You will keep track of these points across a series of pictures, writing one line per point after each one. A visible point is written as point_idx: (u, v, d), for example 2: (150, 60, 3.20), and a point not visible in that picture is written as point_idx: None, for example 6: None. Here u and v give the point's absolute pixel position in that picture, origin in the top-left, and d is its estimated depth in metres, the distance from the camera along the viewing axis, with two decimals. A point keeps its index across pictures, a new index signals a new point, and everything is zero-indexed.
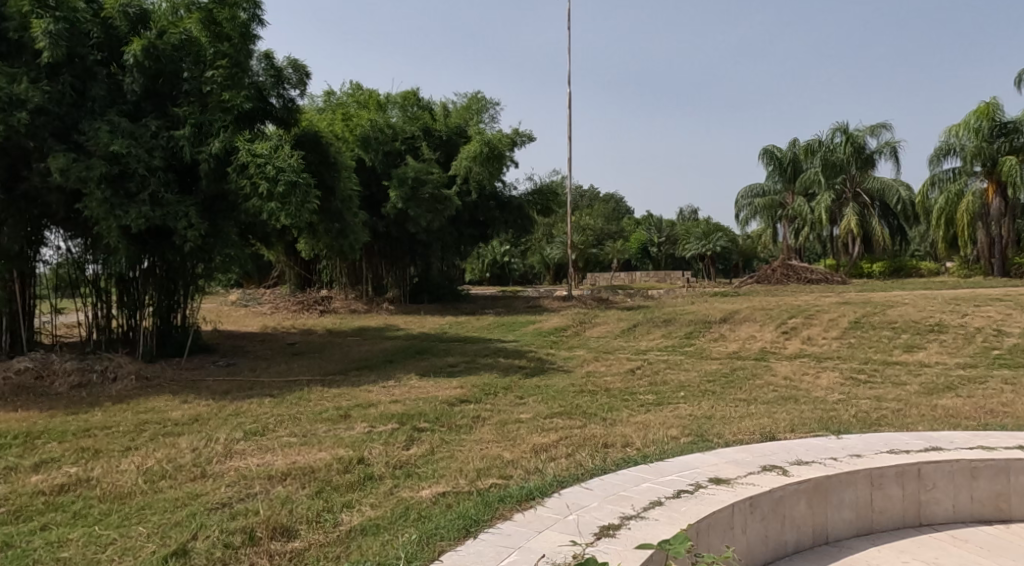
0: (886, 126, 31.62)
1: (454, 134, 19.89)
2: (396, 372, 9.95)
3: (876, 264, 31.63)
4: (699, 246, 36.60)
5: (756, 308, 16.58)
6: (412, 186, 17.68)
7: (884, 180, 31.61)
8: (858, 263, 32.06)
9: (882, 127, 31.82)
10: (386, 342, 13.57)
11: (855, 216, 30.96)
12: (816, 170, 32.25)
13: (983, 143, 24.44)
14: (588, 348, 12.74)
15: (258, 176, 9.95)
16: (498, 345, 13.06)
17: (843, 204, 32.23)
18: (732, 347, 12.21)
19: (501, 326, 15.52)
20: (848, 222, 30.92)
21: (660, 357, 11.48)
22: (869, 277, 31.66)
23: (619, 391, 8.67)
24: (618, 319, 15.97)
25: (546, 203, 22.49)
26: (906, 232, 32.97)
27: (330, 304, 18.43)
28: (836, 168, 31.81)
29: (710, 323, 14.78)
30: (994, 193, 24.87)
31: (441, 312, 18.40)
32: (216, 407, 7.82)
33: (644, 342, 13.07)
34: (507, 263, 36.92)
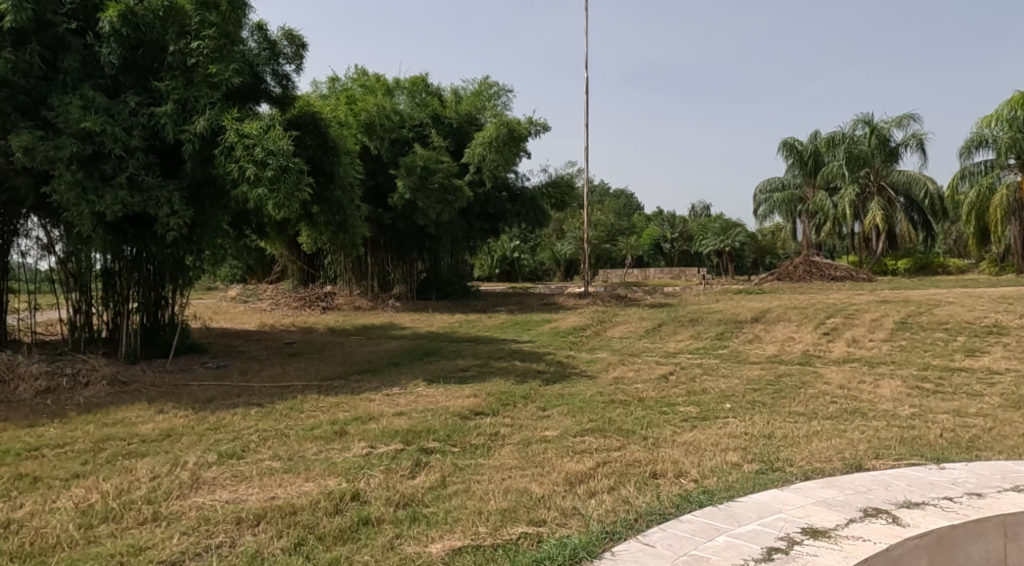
0: (913, 117, 30.44)
1: (465, 122, 18.94)
2: (402, 377, 8.92)
3: (901, 261, 30.44)
4: (717, 242, 35.44)
5: (788, 307, 15.48)
6: (421, 175, 16.65)
7: (911, 174, 30.41)
8: (883, 260, 30.86)
9: (908, 118, 30.63)
10: (392, 342, 12.52)
11: (880, 211, 29.75)
12: (840, 163, 31.02)
13: (1018, 135, 23.14)
14: (610, 351, 11.67)
15: (244, 159, 8.91)
16: (514, 346, 12.00)
17: (867, 199, 31.02)
18: (771, 350, 11.12)
19: (514, 325, 14.47)
20: (873, 217, 29.73)
21: (693, 361, 10.40)
22: (894, 275, 30.49)
23: (656, 402, 7.60)
24: (641, 318, 14.90)
25: (560, 195, 21.46)
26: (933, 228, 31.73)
27: (334, 301, 17.41)
28: (859, 161, 30.58)
29: (741, 322, 13.70)
30: None
31: (450, 309, 17.35)
32: (192, 420, 6.79)
33: (672, 344, 11.99)
34: (517, 259, 35.82)
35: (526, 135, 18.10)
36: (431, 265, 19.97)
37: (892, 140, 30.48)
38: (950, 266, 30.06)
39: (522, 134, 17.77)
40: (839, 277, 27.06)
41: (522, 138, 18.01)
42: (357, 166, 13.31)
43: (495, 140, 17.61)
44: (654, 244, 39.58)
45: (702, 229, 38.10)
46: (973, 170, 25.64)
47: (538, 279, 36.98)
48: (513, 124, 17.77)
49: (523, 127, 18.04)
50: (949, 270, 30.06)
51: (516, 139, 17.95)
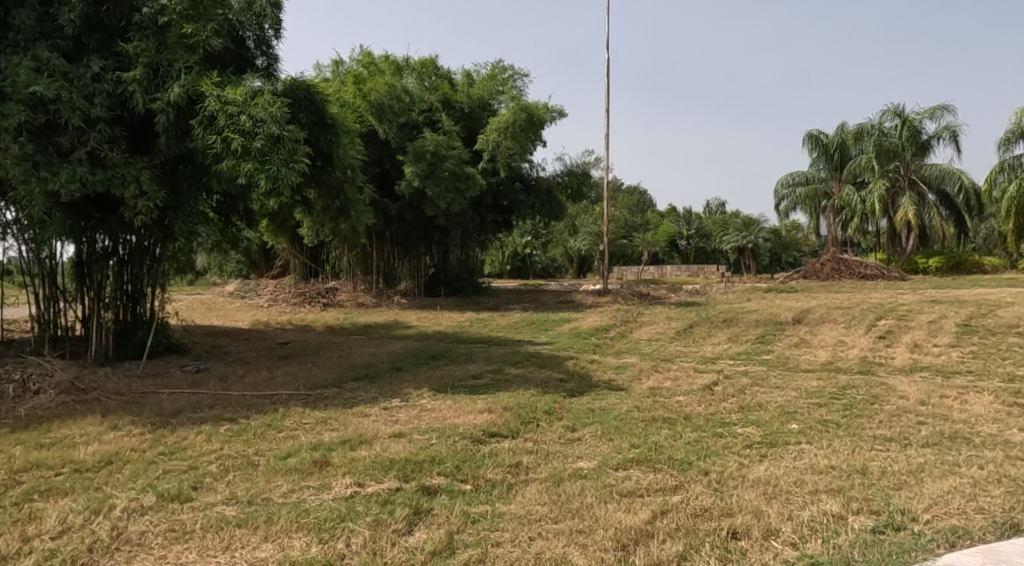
0: (947, 108, 29.05)
1: (478, 108, 17.66)
2: (405, 386, 7.67)
3: (932, 260, 28.99)
4: (738, 238, 34.03)
5: (831, 308, 14.14)
6: (430, 161, 15.39)
7: (945, 167, 28.89)
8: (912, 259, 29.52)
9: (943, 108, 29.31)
10: (395, 343, 11.28)
11: (912, 206, 28.30)
12: (869, 155, 29.51)
13: None
14: (639, 355, 10.39)
15: (228, 129, 7.62)
16: (531, 348, 10.74)
17: (897, 194, 29.55)
18: (823, 357, 9.81)
19: (530, 324, 13.18)
20: (904, 213, 28.29)
21: (738, 369, 9.12)
22: (925, 274, 29.05)
23: (706, 423, 6.31)
24: (668, 319, 13.61)
25: (577, 186, 20.20)
26: (967, 224, 30.23)
27: (335, 297, 16.15)
28: (890, 154, 29.09)
29: (781, 324, 12.41)
30: None
31: (459, 307, 16.09)
32: (145, 441, 5.58)
33: (708, 349, 10.68)
34: (528, 255, 34.53)
35: (546, 119, 16.85)
36: (440, 260, 18.74)
37: (924, 131, 29.05)
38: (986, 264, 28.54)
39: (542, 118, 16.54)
40: (870, 276, 25.68)
41: (541, 122, 16.76)
42: (358, 146, 12.07)
43: (513, 124, 16.37)
44: (671, 240, 38.19)
45: (722, 225, 36.70)
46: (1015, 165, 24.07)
47: (550, 277, 35.65)
48: (533, 107, 16.53)
49: (542, 111, 16.80)
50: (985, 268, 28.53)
51: (535, 124, 16.70)
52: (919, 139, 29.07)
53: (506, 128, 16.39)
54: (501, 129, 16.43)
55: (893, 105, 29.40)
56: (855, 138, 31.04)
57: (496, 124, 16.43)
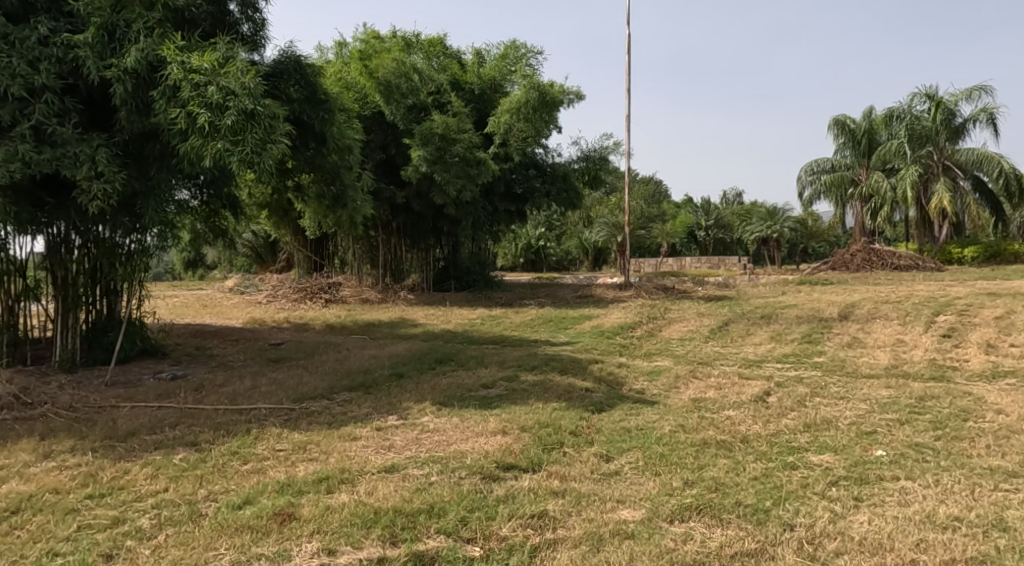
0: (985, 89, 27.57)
1: (489, 89, 16.49)
2: (406, 399, 6.51)
3: (967, 249, 27.48)
4: (762, 228, 32.70)
5: (879, 303, 12.97)
6: (439, 144, 14.24)
7: (981, 152, 27.42)
8: (946, 248, 28.01)
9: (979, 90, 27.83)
10: (399, 344, 10.13)
11: (947, 193, 26.84)
12: (900, 141, 28.07)
13: None
14: (673, 357, 9.23)
15: (193, 101, 6.48)
16: (551, 350, 9.60)
17: (931, 180, 28.12)
18: (884, 361, 8.64)
19: (548, 322, 12.02)
20: (939, 200, 26.83)
21: (790, 376, 7.95)
22: (960, 264, 27.55)
23: (773, 450, 5.13)
24: (699, 315, 12.46)
25: (595, 172, 19.00)
26: (1004, 212, 28.78)
27: (338, 292, 14.94)
28: (923, 139, 27.65)
29: (829, 323, 11.28)
30: None
31: (470, 303, 14.97)
32: (76, 476, 4.42)
33: (751, 351, 9.53)
34: (542, 247, 33.36)
35: (561, 101, 15.61)
36: (451, 252, 17.51)
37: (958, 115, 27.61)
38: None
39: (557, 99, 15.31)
40: (903, 266, 24.39)
41: (555, 104, 15.52)
42: (357, 125, 10.89)
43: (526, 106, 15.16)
44: (691, 232, 36.93)
45: (744, 214, 35.40)
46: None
47: (565, 270, 34.46)
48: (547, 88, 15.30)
49: (557, 92, 15.54)
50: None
51: (550, 105, 15.46)
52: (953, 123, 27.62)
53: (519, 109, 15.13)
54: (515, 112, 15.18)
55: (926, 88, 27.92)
56: (885, 123, 29.59)
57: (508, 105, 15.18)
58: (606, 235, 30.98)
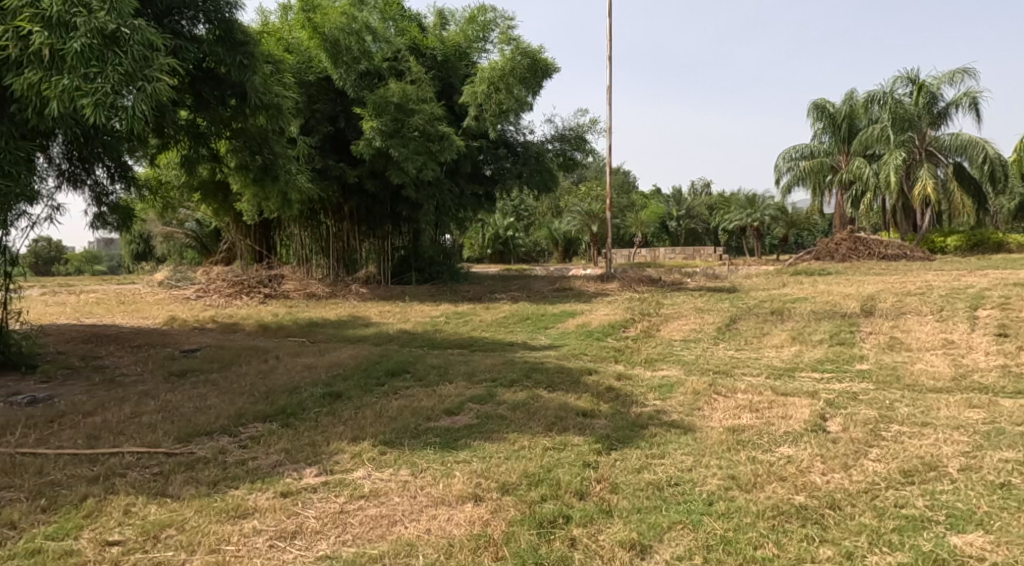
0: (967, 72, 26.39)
1: (454, 56, 14.59)
2: (336, 438, 4.60)
3: (949, 238, 25.23)
4: (742, 216, 31.15)
5: (903, 298, 11.67)
6: (395, 114, 12.25)
7: (966, 138, 25.50)
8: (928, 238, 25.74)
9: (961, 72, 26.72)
10: (344, 350, 8.17)
11: (931, 179, 24.64)
12: (883, 125, 25.94)
13: None
14: (683, 364, 7.54)
15: (24, 14, 4.71)
16: (530, 356, 7.82)
17: (914, 167, 25.91)
18: (947, 370, 7.09)
19: (523, 320, 10.24)
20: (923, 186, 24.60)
21: (841, 391, 6.30)
22: (942, 254, 25.29)
23: (893, 535, 3.35)
24: (702, 311, 10.87)
25: (572, 153, 17.21)
26: (987, 202, 27.08)
27: (280, 285, 12.85)
28: (906, 123, 25.45)
29: (855, 321, 9.85)
30: None
31: (433, 297, 13.09)
32: None
33: (776, 357, 7.89)
34: (511, 238, 31.48)
35: (550, 68, 14.16)
36: (413, 240, 15.31)
37: (941, 98, 25.68)
38: (1010, 242, 25.21)
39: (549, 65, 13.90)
40: (891, 256, 22.99)
41: (546, 72, 14.11)
42: (290, 82, 8.81)
43: (510, 73, 13.60)
44: (662, 222, 35.05)
45: (721, 202, 33.85)
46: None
47: (534, 263, 32.61)
48: (535, 54, 13.84)
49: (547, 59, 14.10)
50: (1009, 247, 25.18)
51: (538, 73, 14.00)
52: (937, 108, 25.71)
53: (500, 77, 13.50)
54: (494, 79, 13.48)
55: (909, 71, 25.91)
56: (865, 108, 27.47)
57: (488, 71, 13.49)
58: (578, 224, 29.14)
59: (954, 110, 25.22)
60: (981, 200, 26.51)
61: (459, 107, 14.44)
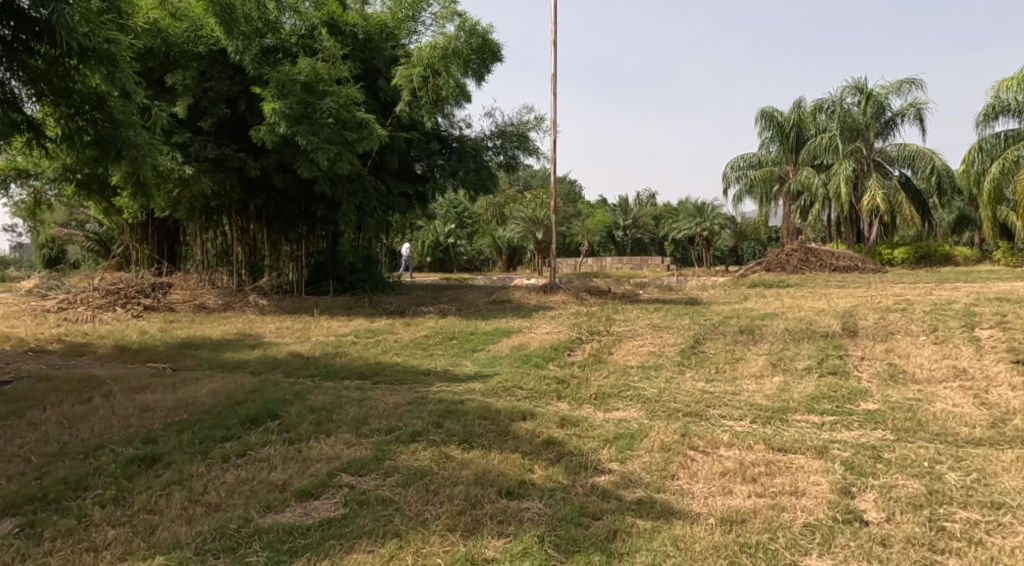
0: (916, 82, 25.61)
1: (378, 35, 12.68)
2: (93, 558, 3.04)
3: (897, 250, 23.36)
4: (690, 225, 29.01)
5: (884, 315, 10.41)
6: (303, 95, 10.28)
7: (912, 149, 23.51)
8: (875, 250, 23.84)
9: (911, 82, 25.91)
10: (210, 381, 6.29)
11: (881, 190, 22.59)
12: (831, 134, 23.73)
13: None
14: (645, 405, 5.95)
15: None
16: (450, 392, 6.09)
17: (863, 177, 23.88)
18: (980, 414, 5.66)
19: (448, 339, 8.53)
20: (872, 197, 22.53)
21: (857, 448, 4.78)
22: (889, 266, 23.35)
23: None
24: (659, 329, 9.30)
25: (514, 152, 15.49)
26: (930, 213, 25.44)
27: (165, 294, 10.84)
28: (855, 132, 23.34)
29: (840, 342, 8.47)
30: None
31: (349, 311, 11.26)
32: None
33: (759, 393, 6.35)
34: (452, 246, 29.55)
35: (499, 51, 12.31)
36: (331, 243, 13.39)
37: (889, 107, 23.75)
38: (955, 255, 23.37)
39: (499, 48, 12.05)
40: (843, 267, 21.73)
41: (495, 55, 12.22)
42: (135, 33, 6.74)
43: (452, 53, 11.68)
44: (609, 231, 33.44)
45: (668, 212, 32.43)
46: (991, 145, 19.15)
47: (476, 272, 30.75)
48: (484, 34, 11.93)
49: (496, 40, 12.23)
50: (955, 260, 23.28)
51: (486, 57, 12.14)
52: (884, 117, 23.72)
53: (440, 58, 11.59)
54: (433, 60, 11.57)
55: (856, 79, 24.05)
56: (813, 117, 25.51)
57: (427, 50, 11.55)
58: (522, 230, 27.40)
59: (902, 120, 23.37)
60: (925, 212, 24.74)
61: (389, 94, 12.55)
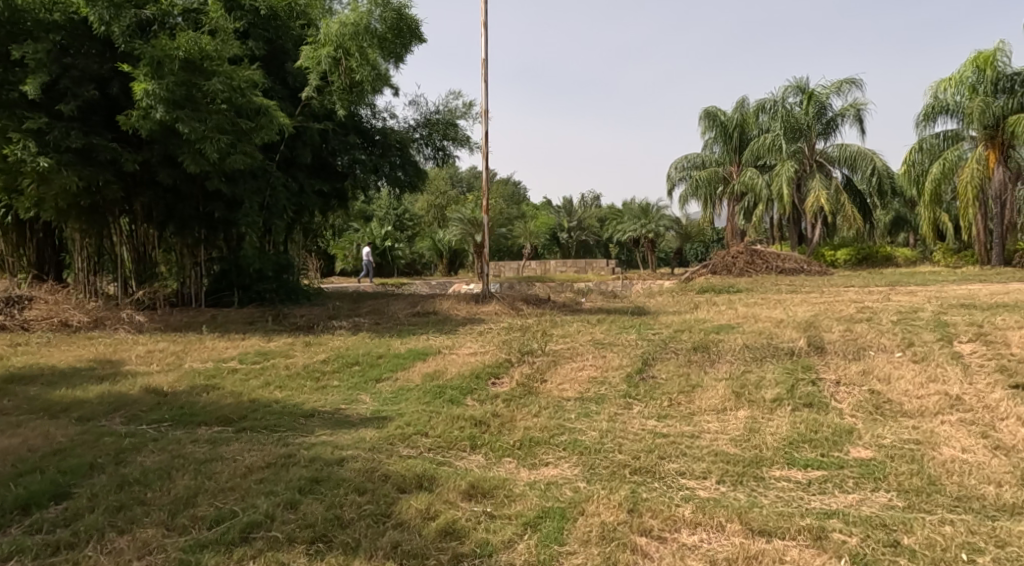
0: (859, 82, 24.85)
1: (285, 9, 11.09)
2: None
3: (840, 252, 22.52)
4: (635, 227, 27.86)
5: (852, 327, 9.31)
6: (183, 75, 8.74)
7: (853, 149, 22.37)
8: (819, 252, 22.98)
9: (850, 82, 25.17)
10: (12, 430, 4.77)
11: (824, 191, 21.67)
12: (774, 134, 22.72)
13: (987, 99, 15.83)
14: (583, 460, 4.65)
15: None
16: (330, 445, 4.69)
17: (806, 179, 22.82)
18: (1000, 465, 4.53)
19: (351, 364, 7.11)
20: (815, 199, 21.59)
21: (865, 528, 3.60)
22: (832, 269, 22.51)
23: None
24: (603, 348, 7.98)
25: (443, 143, 14.13)
26: (874, 215, 24.68)
27: (25, 309, 9.20)
28: (798, 133, 22.28)
29: (810, 362, 7.30)
30: (996, 160, 16.29)
31: (247, 327, 9.75)
32: None
33: (724, 437, 5.10)
34: (389, 249, 27.75)
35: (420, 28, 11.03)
36: (234, 248, 11.89)
37: (832, 108, 22.59)
38: (896, 256, 22.64)
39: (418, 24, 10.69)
40: (789, 270, 20.85)
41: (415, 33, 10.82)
42: None
43: (366, 32, 10.17)
44: (553, 233, 32.14)
45: (614, 214, 31.29)
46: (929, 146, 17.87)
47: (415, 276, 29.10)
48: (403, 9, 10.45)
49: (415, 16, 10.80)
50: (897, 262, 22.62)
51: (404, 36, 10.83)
52: (827, 118, 22.54)
53: (351, 37, 10.06)
54: (345, 40, 10.05)
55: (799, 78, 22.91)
56: (756, 117, 24.56)
57: (336, 27, 10.02)
58: (461, 233, 25.92)
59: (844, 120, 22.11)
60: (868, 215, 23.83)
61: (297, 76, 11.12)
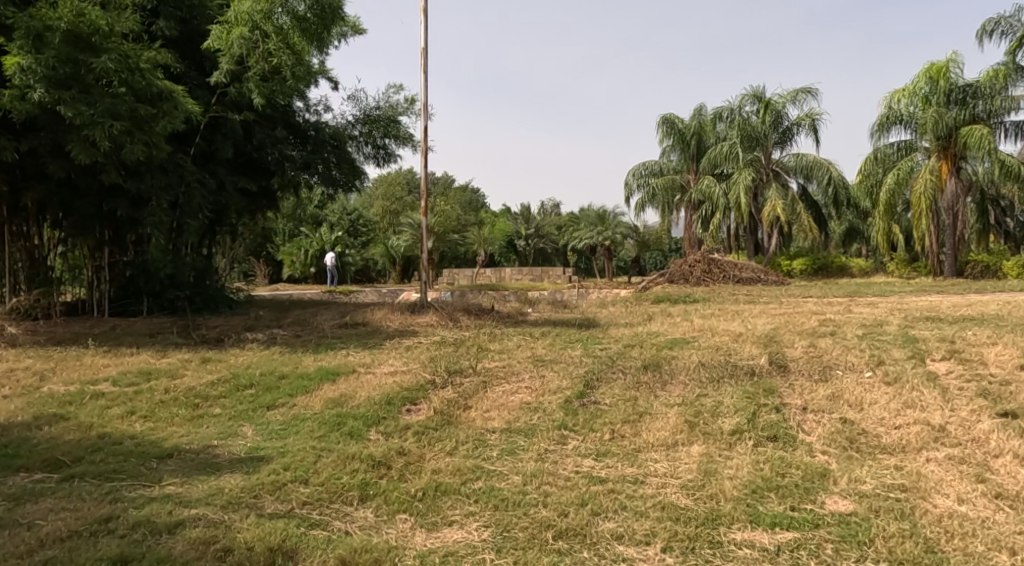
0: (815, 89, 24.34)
1: None
2: None
3: (795, 262, 21.92)
4: (591, 234, 27.03)
5: (816, 341, 8.46)
6: (68, 54, 7.66)
7: (810, 158, 21.79)
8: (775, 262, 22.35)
9: (807, 90, 24.64)
10: None
11: (781, 200, 21.03)
12: (730, 141, 22.04)
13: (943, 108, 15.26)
14: (495, 518, 3.71)
15: None
16: (173, 501, 3.67)
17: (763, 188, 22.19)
18: (1008, 523, 3.70)
19: (245, 386, 6.06)
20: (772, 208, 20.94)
21: None
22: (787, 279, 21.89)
23: None
24: (542, 366, 7.01)
25: (383, 141, 13.13)
26: (830, 224, 24.16)
27: None
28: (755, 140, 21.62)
29: (775, 384, 6.41)
30: (949, 170, 15.71)
31: (145, 339, 8.66)
32: None
33: (673, 484, 4.18)
34: (339, 255, 26.49)
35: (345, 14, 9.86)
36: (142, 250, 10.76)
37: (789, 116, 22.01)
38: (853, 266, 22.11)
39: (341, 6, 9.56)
40: (747, 279, 20.16)
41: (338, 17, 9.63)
42: None
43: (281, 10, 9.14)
44: (508, 240, 31.13)
45: (571, 220, 30.40)
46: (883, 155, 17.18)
47: (366, 284, 27.87)
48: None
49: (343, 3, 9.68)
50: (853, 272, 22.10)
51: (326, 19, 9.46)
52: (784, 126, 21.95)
53: (264, 15, 9.04)
54: (258, 17, 9.04)
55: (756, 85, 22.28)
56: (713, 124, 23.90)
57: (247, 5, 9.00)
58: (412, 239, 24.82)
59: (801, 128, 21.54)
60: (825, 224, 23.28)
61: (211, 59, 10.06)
